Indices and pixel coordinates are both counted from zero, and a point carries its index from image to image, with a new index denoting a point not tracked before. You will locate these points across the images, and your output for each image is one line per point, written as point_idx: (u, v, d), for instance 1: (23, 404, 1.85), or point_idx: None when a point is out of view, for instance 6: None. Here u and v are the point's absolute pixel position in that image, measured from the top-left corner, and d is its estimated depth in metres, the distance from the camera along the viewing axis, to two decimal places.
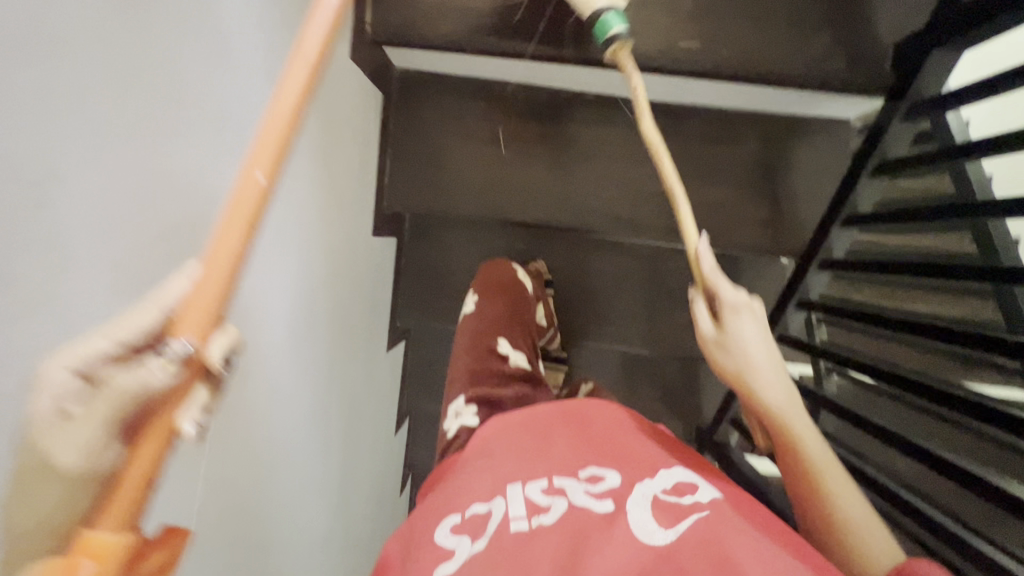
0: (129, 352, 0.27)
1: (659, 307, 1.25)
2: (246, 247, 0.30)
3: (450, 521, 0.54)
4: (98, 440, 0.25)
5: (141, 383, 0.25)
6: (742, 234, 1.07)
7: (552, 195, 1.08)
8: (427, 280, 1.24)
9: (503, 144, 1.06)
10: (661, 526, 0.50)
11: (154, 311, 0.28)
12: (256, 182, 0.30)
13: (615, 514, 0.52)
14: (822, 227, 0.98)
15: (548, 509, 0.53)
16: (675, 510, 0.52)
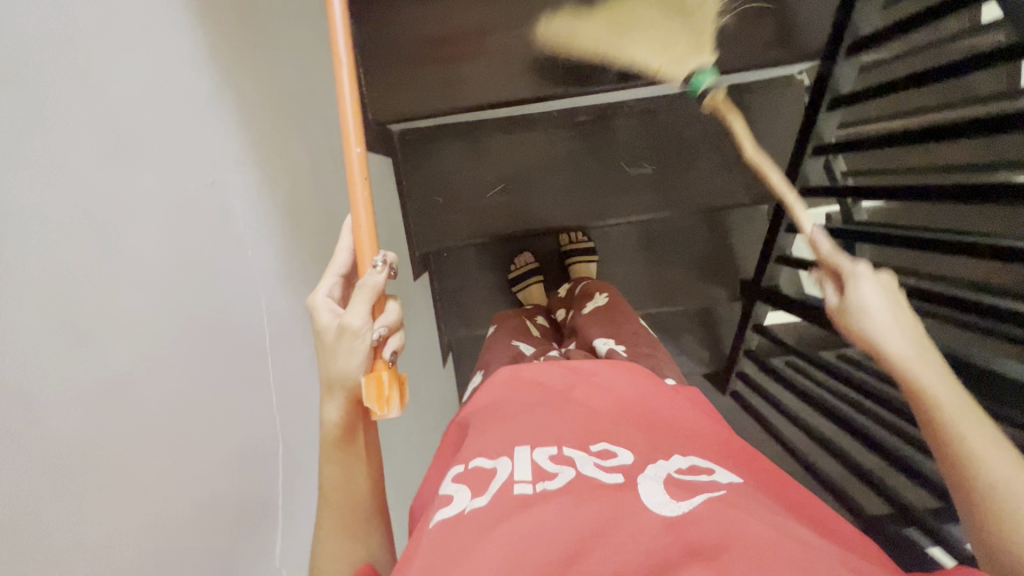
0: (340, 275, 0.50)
1: (676, 166, 1.18)
2: (370, 227, 0.49)
3: (456, 471, 0.50)
4: (358, 318, 0.44)
5: (370, 286, 0.44)
6: (753, 49, 0.98)
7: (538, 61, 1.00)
8: (433, 196, 1.18)
9: (475, 18, 0.98)
10: (674, 500, 0.41)
11: (344, 251, 0.50)
12: (355, 153, 0.50)
13: (625, 486, 0.44)
14: (840, 12, 0.90)
15: (552, 475, 0.46)
16: (688, 489, 0.44)
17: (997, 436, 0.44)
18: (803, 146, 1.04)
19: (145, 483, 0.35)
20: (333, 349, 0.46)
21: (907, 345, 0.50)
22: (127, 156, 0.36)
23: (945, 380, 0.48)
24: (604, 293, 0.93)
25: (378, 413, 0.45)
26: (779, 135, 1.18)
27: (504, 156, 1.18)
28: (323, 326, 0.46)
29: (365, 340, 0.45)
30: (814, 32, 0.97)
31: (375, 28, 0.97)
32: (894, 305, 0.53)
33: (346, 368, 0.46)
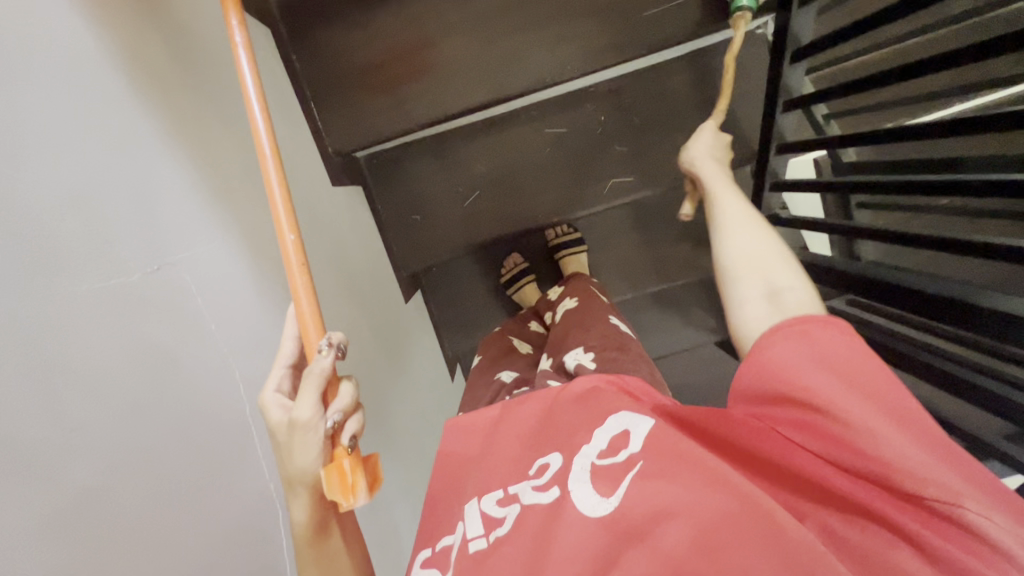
0: (289, 367, 0.56)
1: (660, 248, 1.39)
2: (314, 307, 0.55)
3: (424, 556, 0.62)
4: (316, 445, 0.51)
5: (320, 372, 0.50)
6: None
7: (519, 198, 1.17)
8: (458, 310, 1.38)
9: (467, 170, 1.16)
10: (602, 496, 0.50)
11: (289, 343, 0.56)
12: (289, 240, 0.57)
13: (562, 496, 0.53)
14: (766, 123, 1.11)
15: (501, 520, 0.56)
16: (612, 474, 0.52)
17: (774, 257, 0.61)
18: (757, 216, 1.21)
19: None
20: (290, 444, 0.51)
21: (737, 226, 0.66)
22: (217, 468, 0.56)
23: (757, 226, 0.65)
24: (571, 298, 1.04)
25: (343, 503, 0.50)
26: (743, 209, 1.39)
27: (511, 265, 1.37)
28: (276, 423, 0.52)
29: (317, 429, 0.51)
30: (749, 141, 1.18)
31: (391, 186, 1.17)
32: (719, 171, 0.77)
33: (303, 464, 0.51)
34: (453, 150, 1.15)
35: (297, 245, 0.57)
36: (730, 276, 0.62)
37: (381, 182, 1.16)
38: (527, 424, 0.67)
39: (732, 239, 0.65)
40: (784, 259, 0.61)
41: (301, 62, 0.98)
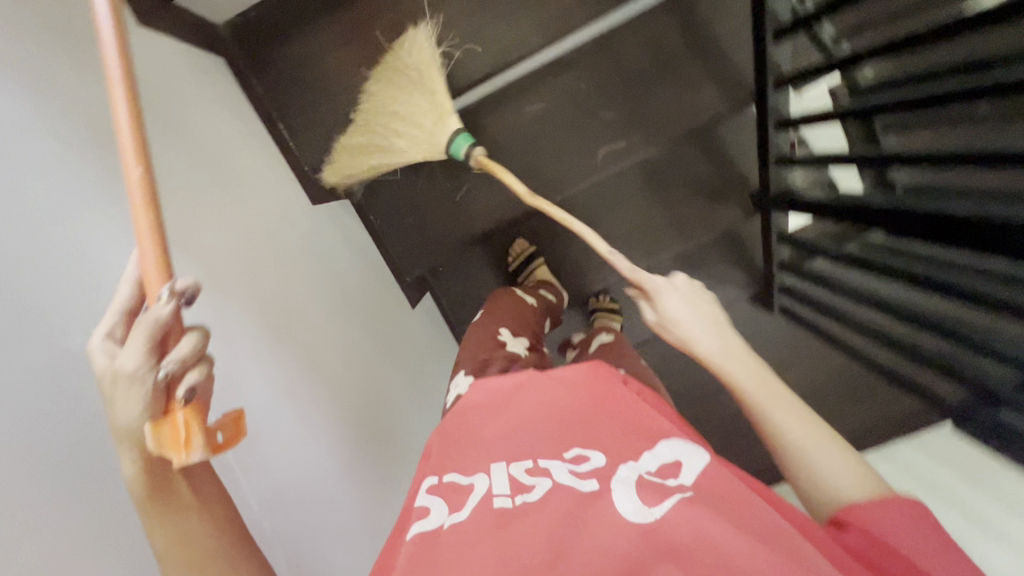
0: (124, 314, 0.46)
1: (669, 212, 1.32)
2: (157, 232, 0.48)
3: (429, 484, 0.56)
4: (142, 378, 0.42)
5: (151, 319, 0.43)
6: (699, 111, 1.11)
7: (517, 181, 1.13)
8: (471, 306, 1.35)
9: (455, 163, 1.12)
10: (650, 504, 0.46)
11: (127, 286, 0.47)
12: (135, 174, 0.49)
13: (602, 492, 0.49)
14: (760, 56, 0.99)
15: (536, 485, 0.51)
16: (661, 491, 0.48)
17: (821, 435, 0.58)
18: (766, 161, 1.12)
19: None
20: (112, 390, 0.42)
21: (790, 423, 0.58)
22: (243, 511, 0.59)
23: (808, 419, 0.59)
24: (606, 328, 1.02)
25: (174, 459, 0.42)
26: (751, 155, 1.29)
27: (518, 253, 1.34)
28: (98, 370, 0.43)
29: (145, 380, 0.42)
30: (742, 81, 1.09)
31: (379, 196, 1.15)
32: (717, 335, 0.67)
33: (125, 415, 0.42)
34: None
35: (159, 241, 0.47)
36: (813, 496, 0.55)
37: (369, 194, 1.14)
38: (562, 401, 0.62)
39: (792, 431, 0.58)
40: (835, 440, 0.57)
41: (261, 88, 0.97)
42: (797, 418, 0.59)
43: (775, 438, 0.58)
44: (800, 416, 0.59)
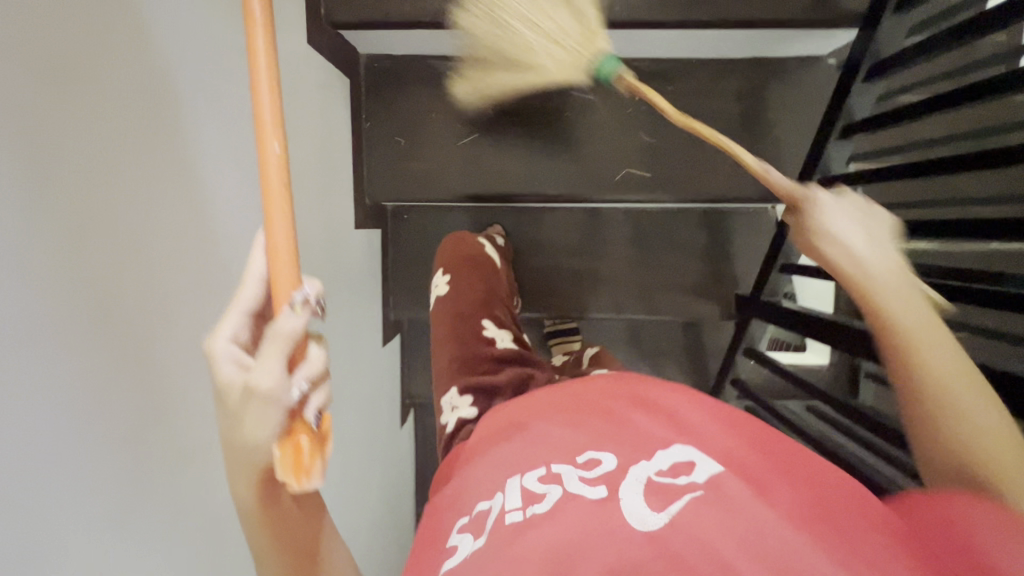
0: (246, 317, 0.35)
1: (653, 274, 1.23)
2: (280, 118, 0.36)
3: (462, 522, 0.48)
4: (265, 406, 0.32)
5: (284, 339, 0.31)
6: (732, 185, 1.02)
7: (535, 159, 1.02)
8: (416, 269, 1.20)
9: (480, 109, 1.00)
10: (652, 509, 0.39)
11: (258, 251, 0.36)
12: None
13: (608, 499, 0.41)
14: (815, 146, 0.91)
15: (544, 497, 0.44)
16: (669, 492, 0.41)
17: (943, 337, 0.47)
18: (771, 263, 1.06)
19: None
20: (237, 413, 0.33)
21: (895, 296, 0.49)
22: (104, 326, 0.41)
23: (904, 282, 0.51)
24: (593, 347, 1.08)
25: (295, 489, 0.33)
26: (750, 258, 1.21)
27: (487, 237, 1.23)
28: (225, 384, 0.33)
29: (282, 404, 0.32)
30: (783, 177, 1.01)
31: (385, 102, 1.00)
32: (874, 246, 0.53)
33: (253, 439, 0.33)
34: None
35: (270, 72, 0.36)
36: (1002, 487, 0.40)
37: (375, 95, 0.99)
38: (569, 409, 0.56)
39: (848, 246, 0.54)
40: (951, 342, 0.47)
41: None
42: (909, 300, 0.49)
43: (853, 279, 0.53)
44: (920, 311, 0.48)
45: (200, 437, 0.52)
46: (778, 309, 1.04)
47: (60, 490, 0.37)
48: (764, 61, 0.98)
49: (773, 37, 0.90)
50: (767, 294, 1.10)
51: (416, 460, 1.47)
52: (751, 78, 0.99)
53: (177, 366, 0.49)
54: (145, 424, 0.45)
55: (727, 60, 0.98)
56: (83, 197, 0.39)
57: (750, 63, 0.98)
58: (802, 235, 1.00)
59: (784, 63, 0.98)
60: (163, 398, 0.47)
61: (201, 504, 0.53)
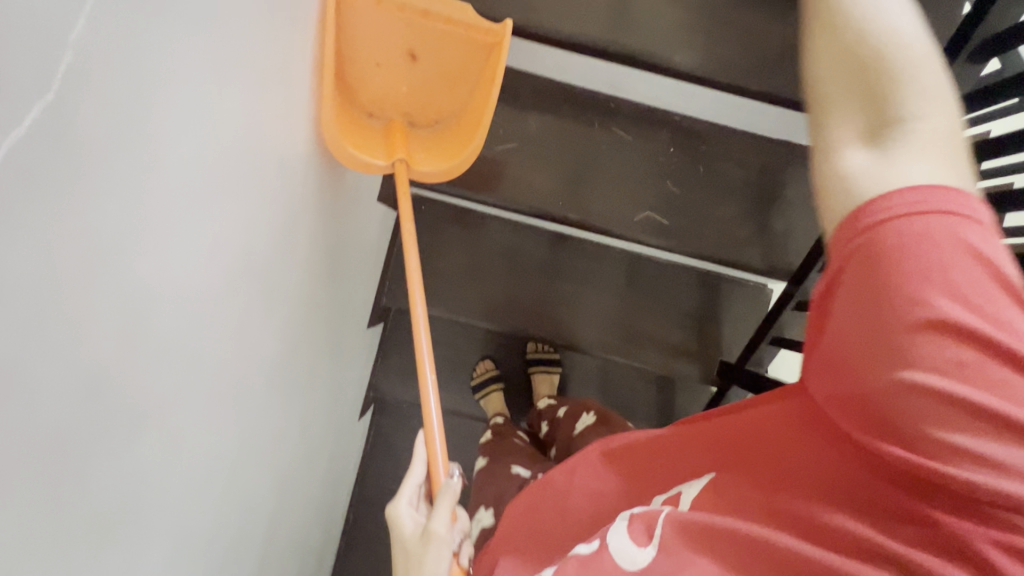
0: (415, 489, 0.74)
1: (643, 322, 1.25)
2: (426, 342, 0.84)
3: None
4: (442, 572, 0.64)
5: (452, 494, 0.68)
6: (743, 250, 1.05)
7: (562, 180, 1.04)
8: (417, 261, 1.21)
9: (521, 119, 1.04)
10: (640, 545, 0.53)
11: (421, 457, 0.76)
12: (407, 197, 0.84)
13: (601, 549, 0.55)
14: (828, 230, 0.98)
15: (550, 569, 0.58)
16: (649, 518, 0.54)
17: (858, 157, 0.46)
18: (764, 333, 1.08)
19: (7, 508, 0.34)
20: (421, 558, 0.64)
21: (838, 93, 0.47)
22: (140, 180, 0.40)
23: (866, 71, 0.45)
24: (591, 412, 1.04)
25: None
26: (740, 330, 1.24)
27: (493, 248, 1.25)
28: (410, 529, 0.69)
29: (447, 544, 0.65)
30: (787, 254, 1.06)
31: None
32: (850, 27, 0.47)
33: (433, 574, 0.63)
34: (516, 86, 1.04)
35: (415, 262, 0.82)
36: None
37: None
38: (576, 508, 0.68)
39: (869, 18, 0.46)
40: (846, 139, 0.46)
41: None
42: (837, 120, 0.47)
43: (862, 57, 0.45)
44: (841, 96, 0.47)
45: (186, 335, 0.50)
46: (761, 378, 1.05)
47: (62, 329, 0.35)
48: (787, 145, 1.06)
49: (803, 117, 0.98)
50: (753, 364, 1.12)
51: (363, 459, 1.40)
52: (773, 157, 1.06)
53: (184, 251, 0.47)
54: (146, 298, 0.43)
55: (754, 136, 1.06)
56: (160, 50, 0.40)
57: (775, 144, 1.06)
58: (796, 311, 1.03)
59: (805, 151, 1.06)
60: (168, 279, 0.46)
61: (165, 407, 0.50)
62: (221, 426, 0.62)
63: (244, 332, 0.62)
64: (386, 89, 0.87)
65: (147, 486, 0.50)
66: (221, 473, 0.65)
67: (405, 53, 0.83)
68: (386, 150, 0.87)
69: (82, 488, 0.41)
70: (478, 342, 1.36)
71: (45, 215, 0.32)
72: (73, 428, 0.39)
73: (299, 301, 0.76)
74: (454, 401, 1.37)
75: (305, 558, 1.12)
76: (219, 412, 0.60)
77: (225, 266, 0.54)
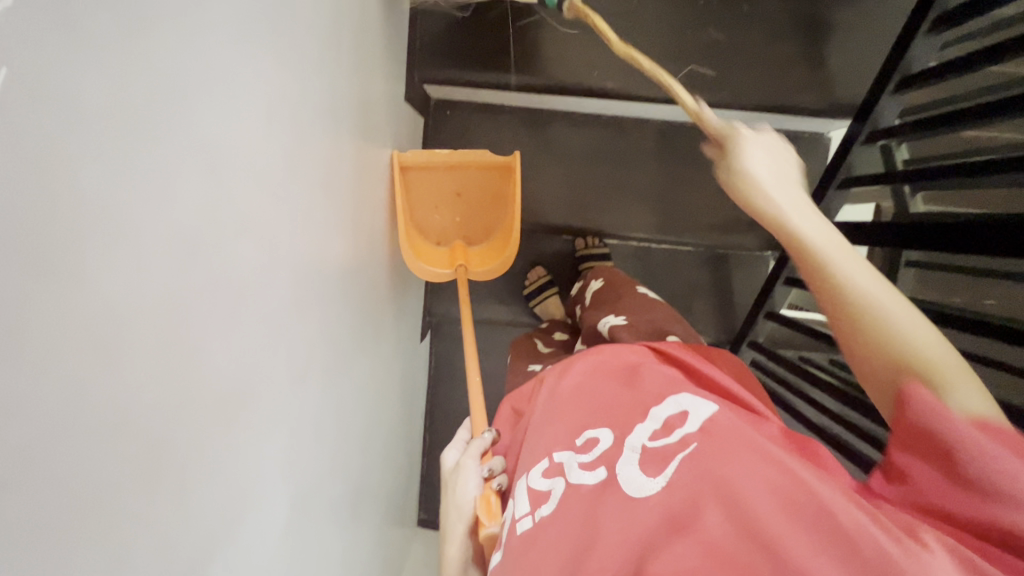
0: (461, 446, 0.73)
1: (695, 196, 1.19)
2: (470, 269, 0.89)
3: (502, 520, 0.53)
4: (473, 491, 0.61)
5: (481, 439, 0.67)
6: (799, 92, 0.97)
7: (597, 44, 0.97)
8: None
9: None
10: (650, 475, 0.44)
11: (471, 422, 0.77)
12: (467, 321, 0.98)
13: (608, 481, 0.46)
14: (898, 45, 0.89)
15: (549, 496, 0.49)
16: (664, 454, 0.46)
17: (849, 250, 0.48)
18: (832, 178, 1.01)
19: (135, 361, 0.34)
20: (453, 481, 0.63)
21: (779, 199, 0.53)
22: (194, 24, 0.37)
23: (826, 224, 0.50)
24: (600, 280, 1.07)
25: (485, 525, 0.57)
26: None
27: (529, 144, 1.19)
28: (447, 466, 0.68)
29: (473, 466, 0.63)
30: (850, 87, 0.97)
31: None
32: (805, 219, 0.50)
33: (463, 493, 0.61)
34: None
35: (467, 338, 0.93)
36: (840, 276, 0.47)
37: None
38: (587, 395, 0.59)
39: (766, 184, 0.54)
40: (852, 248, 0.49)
41: None
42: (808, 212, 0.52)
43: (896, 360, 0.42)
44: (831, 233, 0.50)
45: (263, 213, 0.49)
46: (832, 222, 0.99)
47: (148, 169, 0.34)
48: None
49: None
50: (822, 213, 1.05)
51: (429, 383, 1.43)
52: None
53: (247, 120, 0.45)
54: (221, 165, 0.42)
55: None
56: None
57: None
58: (867, 144, 0.95)
59: None
60: (235, 149, 0.44)
61: (258, 291, 0.49)
62: (306, 325, 0.61)
63: (310, 224, 0.60)
64: (444, 223, 1.05)
65: (255, 370, 0.50)
66: (313, 374, 0.65)
67: (453, 192, 1.02)
68: (448, 261, 1.04)
69: (200, 360, 0.41)
70: (525, 248, 1.33)
71: (109, 34, 0.30)
72: (180, 289, 0.38)
73: (352, 201, 0.74)
74: (509, 313, 1.36)
75: (394, 473, 1.16)
76: (304, 307, 0.60)
77: (284, 147, 0.52)
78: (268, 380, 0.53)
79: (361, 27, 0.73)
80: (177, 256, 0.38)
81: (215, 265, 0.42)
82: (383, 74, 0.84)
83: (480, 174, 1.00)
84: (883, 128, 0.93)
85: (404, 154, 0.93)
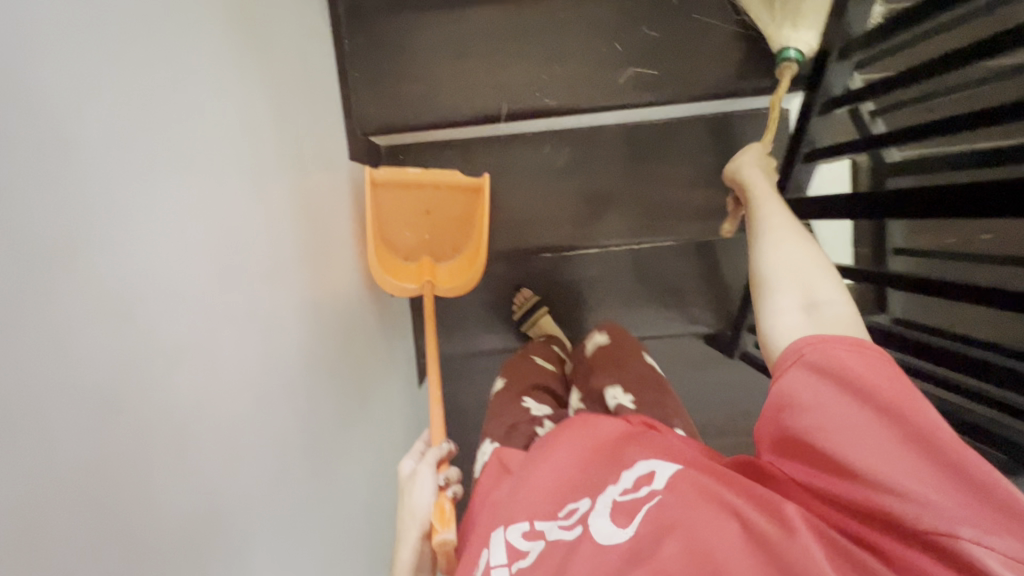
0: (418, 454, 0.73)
1: (662, 192, 1.17)
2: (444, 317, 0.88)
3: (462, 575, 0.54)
4: (427, 499, 0.64)
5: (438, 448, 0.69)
6: (746, 73, 0.95)
7: (530, 66, 0.95)
8: None
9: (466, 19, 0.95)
10: (620, 526, 0.47)
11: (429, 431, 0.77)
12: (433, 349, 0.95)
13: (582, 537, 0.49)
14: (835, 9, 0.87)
15: (528, 554, 0.50)
16: (633, 508, 0.49)
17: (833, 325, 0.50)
18: (795, 153, 0.98)
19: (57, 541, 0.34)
20: (409, 489, 0.65)
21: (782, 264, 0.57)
22: (64, 160, 0.37)
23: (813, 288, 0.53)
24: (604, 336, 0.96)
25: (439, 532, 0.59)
26: None
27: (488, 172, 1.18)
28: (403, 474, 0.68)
29: (428, 474, 0.65)
30: None
31: (365, 24, 0.95)
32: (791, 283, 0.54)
33: (420, 499, 0.63)
34: None
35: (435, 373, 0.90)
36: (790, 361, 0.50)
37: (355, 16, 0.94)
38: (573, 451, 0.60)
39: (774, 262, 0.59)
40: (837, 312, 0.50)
41: None
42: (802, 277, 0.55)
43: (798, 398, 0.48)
44: (810, 314, 0.51)
45: (191, 332, 0.48)
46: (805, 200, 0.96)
47: (26, 330, 0.33)
48: None
49: None
50: (794, 188, 1.03)
51: None
52: None
53: (149, 247, 0.44)
54: (128, 307, 0.41)
55: None
56: (40, 8, 0.36)
57: None
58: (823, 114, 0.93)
59: None
60: (141, 284, 0.43)
61: (201, 412, 0.48)
62: (271, 420, 0.60)
63: (257, 319, 0.59)
64: (412, 239, 1.03)
65: (214, 489, 0.49)
66: (291, 464, 0.64)
67: (422, 211, 1.01)
68: (416, 277, 1.03)
69: (140, 507, 0.40)
70: (505, 273, 1.32)
71: None
72: (91, 450, 0.36)
73: (305, 278, 0.73)
74: (502, 340, 1.34)
75: None
76: (264, 405, 0.58)
77: (207, 255, 0.51)
78: (233, 493, 0.52)
79: (282, 103, 0.72)
80: (87, 419, 0.37)
81: (140, 409, 0.41)
82: (319, 142, 0.83)
83: (449, 194, 0.99)
84: (835, 96, 0.90)
85: (376, 170, 0.92)
